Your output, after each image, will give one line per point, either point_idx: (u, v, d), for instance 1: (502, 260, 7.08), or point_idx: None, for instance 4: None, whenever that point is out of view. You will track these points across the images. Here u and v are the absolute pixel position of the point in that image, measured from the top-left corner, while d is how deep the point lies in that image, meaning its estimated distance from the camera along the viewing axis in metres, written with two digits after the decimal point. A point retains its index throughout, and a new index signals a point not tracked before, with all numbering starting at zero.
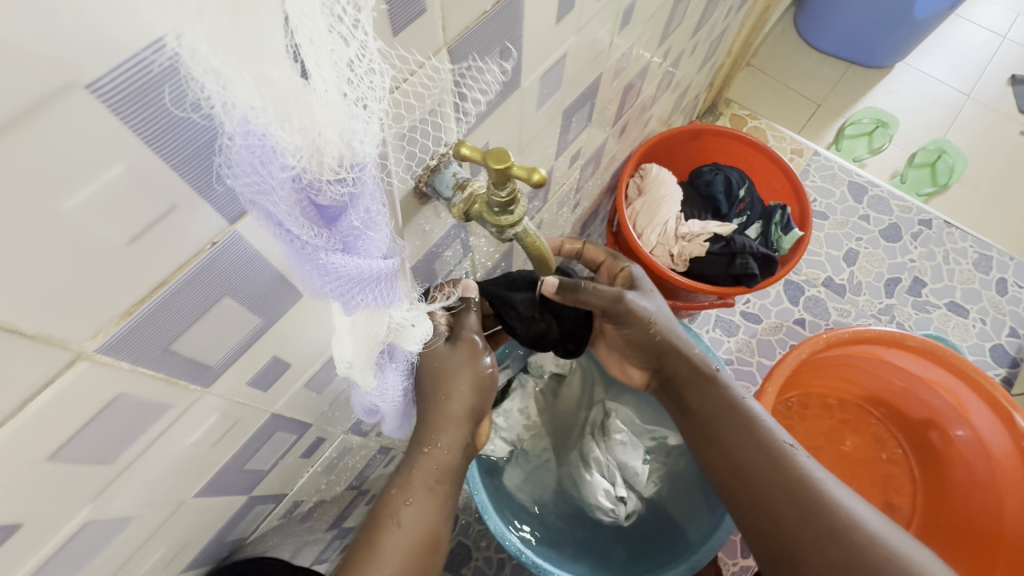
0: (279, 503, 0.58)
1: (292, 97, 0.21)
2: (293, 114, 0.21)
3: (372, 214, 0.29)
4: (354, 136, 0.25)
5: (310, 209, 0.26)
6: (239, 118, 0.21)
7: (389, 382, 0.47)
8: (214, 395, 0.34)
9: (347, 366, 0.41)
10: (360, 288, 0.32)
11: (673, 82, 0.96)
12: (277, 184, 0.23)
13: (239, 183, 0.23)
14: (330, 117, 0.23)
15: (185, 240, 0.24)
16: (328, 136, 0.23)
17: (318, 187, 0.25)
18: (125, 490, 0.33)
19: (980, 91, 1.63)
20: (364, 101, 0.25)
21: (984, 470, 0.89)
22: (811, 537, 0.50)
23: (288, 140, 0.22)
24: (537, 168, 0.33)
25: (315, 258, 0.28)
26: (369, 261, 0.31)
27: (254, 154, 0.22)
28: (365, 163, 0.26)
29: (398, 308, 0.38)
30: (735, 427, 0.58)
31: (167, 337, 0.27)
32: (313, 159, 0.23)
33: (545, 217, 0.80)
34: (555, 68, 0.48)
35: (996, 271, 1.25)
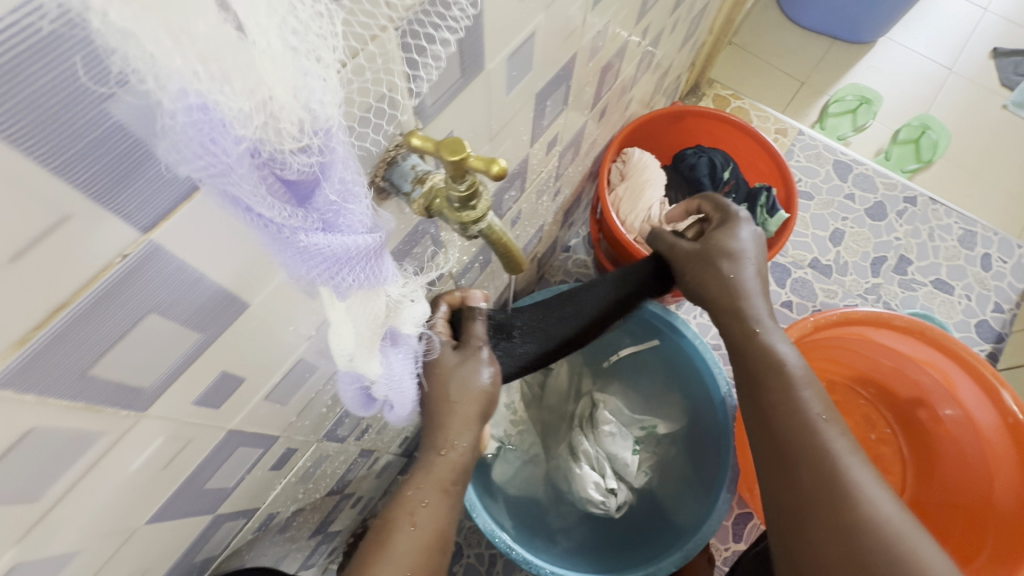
0: (251, 518, 0.56)
1: (225, 52, 0.18)
2: (234, 73, 0.18)
3: (349, 185, 0.26)
4: (312, 96, 0.21)
5: (277, 186, 0.23)
6: (175, 92, 0.18)
7: (397, 370, 0.44)
8: (154, 418, 0.31)
9: (349, 359, 0.37)
10: (346, 267, 0.29)
11: (653, 62, 0.92)
12: (235, 162, 0.20)
13: (192, 168, 0.20)
14: (278, 73, 0.20)
15: (86, 255, 0.21)
16: (281, 98, 0.20)
17: (280, 158, 0.23)
18: (61, 526, 0.30)
19: (962, 65, 1.62)
20: (319, 55, 0.21)
21: (974, 449, 0.89)
22: (820, 510, 0.50)
23: (237, 106, 0.19)
24: (496, 159, 0.30)
25: (295, 242, 0.25)
26: (353, 236, 0.28)
27: (203, 132, 0.19)
28: (331, 127, 0.23)
29: (393, 284, 0.36)
30: (774, 387, 0.57)
31: (83, 362, 0.24)
32: (269, 127, 0.21)
33: (523, 207, 0.77)
34: (524, 47, 0.44)
35: (981, 246, 1.24)
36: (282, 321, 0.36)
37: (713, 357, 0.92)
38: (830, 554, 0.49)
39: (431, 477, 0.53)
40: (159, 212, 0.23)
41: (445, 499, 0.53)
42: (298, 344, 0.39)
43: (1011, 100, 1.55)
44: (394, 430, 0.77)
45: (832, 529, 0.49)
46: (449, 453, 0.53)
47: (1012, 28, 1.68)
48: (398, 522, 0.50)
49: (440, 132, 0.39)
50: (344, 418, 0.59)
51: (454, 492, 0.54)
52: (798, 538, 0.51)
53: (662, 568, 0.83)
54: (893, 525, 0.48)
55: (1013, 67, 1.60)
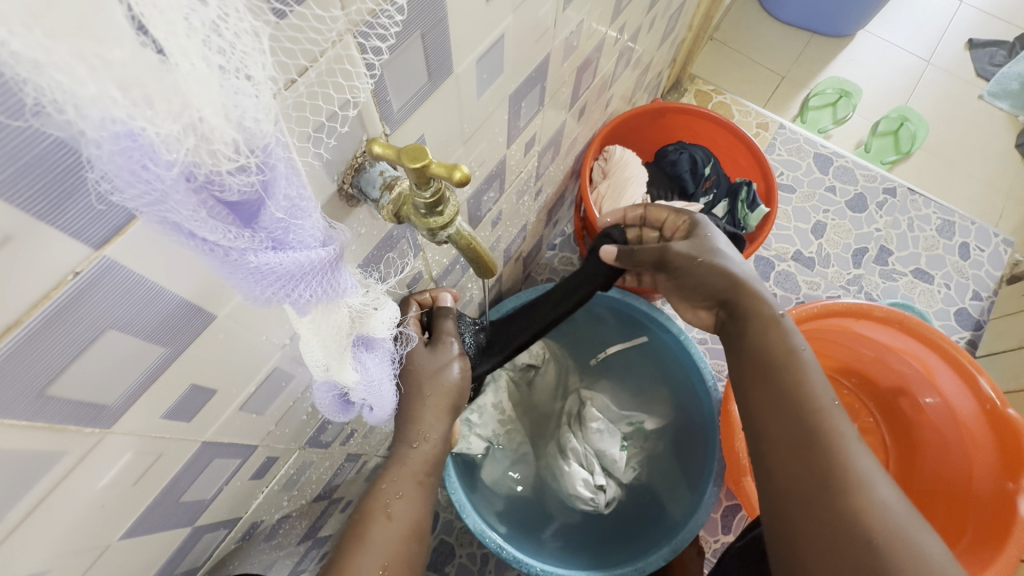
0: (234, 528, 0.56)
1: (146, 76, 0.17)
2: (158, 96, 0.18)
3: (295, 201, 0.26)
4: (245, 115, 0.21)
5: (219, 208, 0.23)
6: (98, 121, 0.17)
7: (375, 374, 0.44)
8: (121, 434, 0.31)
9: (324, 370, 0.38)
10: (302, 282, 0.29)
11: (632, 59, 0.92)
12: (170, 187, 0.20)
13: (127, 197, 0.20)
14: (206, 94, 0.19)
15: (30, 277, 0.21)
16: (212, 119, 0.20)
17: (218, 180, 0.22)
18: (23, 548, 0.30)
19: (940, 57, 1.64)
20: (248, 73, 0.20)
21: (955, 435, 0.90)
22: (808, 496, 0.50)
23: (163, 130, 0.19)
24: (458, 165, 0.30)
25: (244, 263, 0.25)
26: (306, 252, 0.28)
27: (133, 159, 0.19)
28: (268, 144, 0.23)
29: (353, 295, 0.35)
30: (787, 373, 0.56)
31: (41, 379, 0.24)
32: (200, 149, 0.20)
33: (504, 208, 0.76)
34: (493, 49, 0.44)
35: (959, 236, 1.26)
36: (254, 330, 0.36)
37: (699, 351, 0.93)
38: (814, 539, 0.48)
39: (405, 471, 0.53)
40: (109, 228, 0.22)
41: (420, 492, 0.53)
42: (272, 353, 0.39)
43: (987, 90, 1.57)
44: (380, 433, 0.77)
45: (823, 514, 0.48)
46: (421, 444, 0.54)
47: (987, 19, 1.70)
48: (374, 515, 0.50)
49: (407, 137, 0.39)
50: (327, 424, 0.59)
51: (431, 486, 0.55)
52: (787, 523, 0.51)
53: (650, 563, 0.83)
54: (886, 509, 0.47)
55: (989, 58, 1.62)
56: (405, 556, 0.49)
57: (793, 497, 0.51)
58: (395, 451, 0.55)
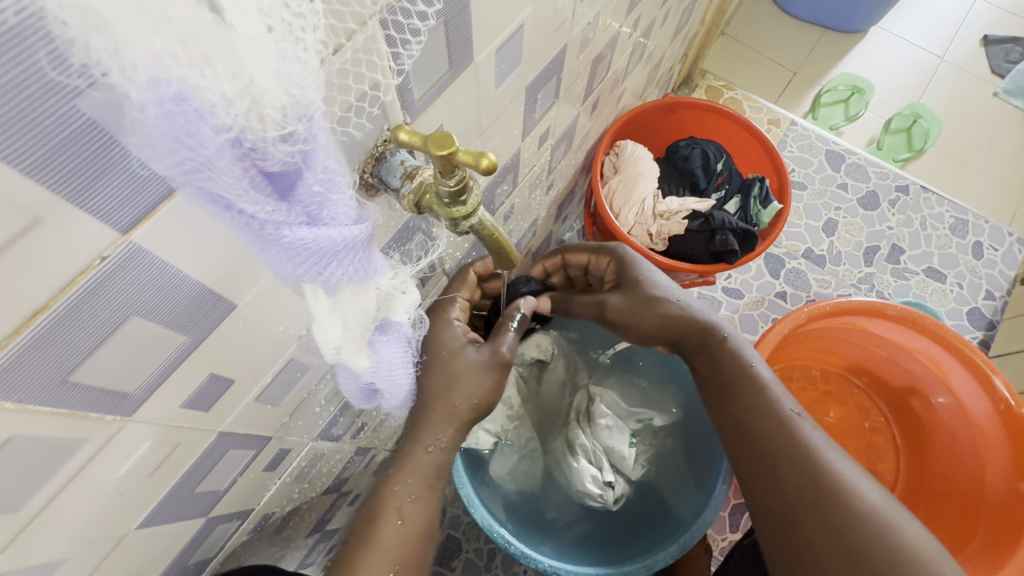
0: (246, 519, 0.55)
1: (202, 36, 0.17)
2: (215, 57, 0.18)
3: (333, 175, 0.25)
4: (294, 81, 0.21)
5: (259, 178, 0.22)
6: (144, 82, 0.17)
7: (387, 359, 0.42)
8: (141, 423, 0.31)
9: (335, 351, 0.36)
10: (333, 260, 0.28)
11: (645, 53, 0.91)
12: (213, 154, 0.20)
13: (167, 163, 0.20)
14: (260, 56, 0.19)
15: (66, 255, 0.21)
16: (264, 82, 0.20)
17: (261, 149, 0.21)
18: (43, 535, 0.30)
19: (953, 54, 1.62)
20: (301, 37, 0.20)
21: (967, 436, 0.90)
22: (811, 499, 0.51)
23: (215, 92, 0.18)
24: (485, 153, 0.29)
25: (279, 237, 0.25)
26: (340, 229, 0.27)
27: (177, 125, 0.19)
28: (313, 113, 0.23)
29: (382, 276, 0.35)
30: (746, 391, 0.59)
31: (64, 367, 0.24)
32: (251, 114, 0.20)
33: (516, 202, 0.76)
34: (514, 39, 0.44)
35: (972, 234, 1.25)
36: (273, 319, 0.35)
37: None
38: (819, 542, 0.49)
39: (415, 465, 0.53)
40: (137, 212, 0.22)
41: (430, 494, 0.53)
42: (295, 337, 0.39)
43: (1002, 88, 1.55)
44: (389, 427, 0.77)
45: (826, 517, 0.50)
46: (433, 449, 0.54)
47: (1002, 15, 1.68)
48: (385, 514, 0.51)
49: (428, 126, 0.39)
50: (340, 416, 0.59)
51: (444, 482, 0.55)
52: (790, 533, 0.51)
53: (658, 560, 0.83)
54: (880, 509, 0.49)
55: (1004, 55, 1.60)
56: (416, 554, 0.50)
57: (791, 507, 0.52)
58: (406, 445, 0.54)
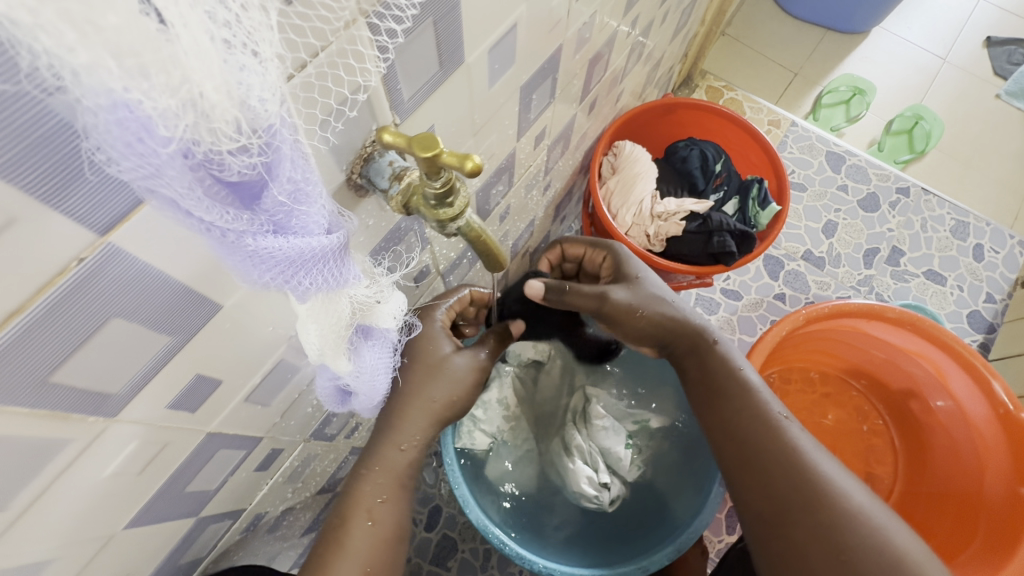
0: (238, 518, 0.55)
1: (142, 46, 0.17)
2: (154, 68, 0.17)
3: (300, 184, 0.26)
4: (250, 94, 0.21)
5: (217, 187, 0.22)
6: (93, 89, 0.17)
7: (370, 364, 0.42)
8: (127, 423, 0.31)
9: (319, 354, 0.36)
10: (303, 270, 0.28)
11: (643, 54, 0.91)
12: (165, 163, 0.20)
13: (123, 169, 0.19)
14: (207, 69, 0.19)
15: (36, 260, 0.20)
16: (212, 95, 0.19)
17: (217, 159, 0.21)
18: (27, 536, 0.30)
19: (956, 55, 1.61)
20: (256, 49, 0.20)
21: (965, 439, 0.89)
22: (802, 501, 0.51)
23: (160, 104, 0.18)
24: (470, 155, 0.29)
25: (242, 246, 0.25)
26: (309, 238, 0.28)
27: (129, 131, 0.18)
28: (275, 127, 0.23)
29: (357, 286, 0.35)
30: (734, 394, 0.59)
31: (44, 368, 0.23)
32: (200, 127, 0.20)
33: (512, 202, 0.76)
34: (506, 39, 0.43)
35: (973, 237, 1.24)
36: (261, 320, 0.35)
37: None
38: (811, 543, 0.49)
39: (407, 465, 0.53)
40: (114, 215, 0.22)
41: (400, 495, 0.53)
42: (284, 337, 0.39)
43: (1005, 89, 1.54)
44: None
45: (814, 520, 0.49)
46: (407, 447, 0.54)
47: (1006, 16, 1.67)
48: (356, 516, 0.50)
49: (418, 127, 0.38)
50: (333, 416, 0.59)
51: None
52: (779, 536, 0.51)
53: (654, 562, 0.82)
54: (868, 511, 0.49)
55: (1007, 56, 1.59)
56: (387, 557, 0.51)
57: (780, 511, 0.51)
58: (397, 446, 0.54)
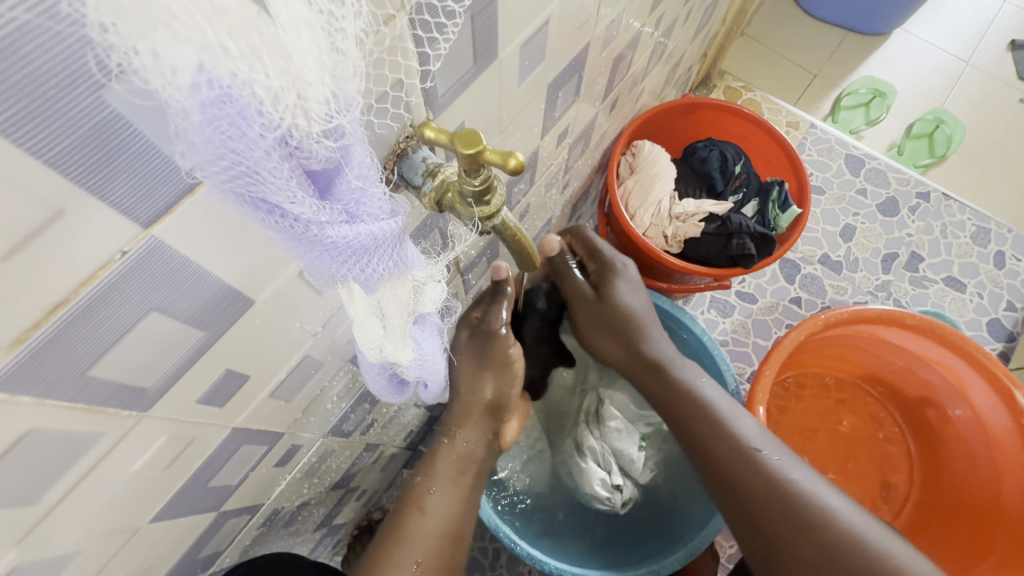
0: (255, 513, 0.55)
1: (249, 28, 0.17)
2: (264, 49, 0.18)
3: (369, 171, 0.25)
4: (337, 74, 0.21)
5: (302, 176, 0.22)
6: (189, 85, 0.17)
7: (427, 350, 0.42)
8: (157, 417, 0.30)
9: (379, 350, 0.37)
10: (373, 257, 0.28)
11: (665, 53, 0.90)
12: (261, 155, 0.19)
13: (209, 170, 0.19)
14: (308, 49, 0.19)
15: (83, 254, 0.20)
16: (309, 76, 0.19)
17: (305, 147, 0.21)
18: (59, 529, 0.30)
19: (978, 58, 1.58)
20: (341, 25, 0.20)
21: (982, 450, 0.88)
22: (794, 528, 0.52)
23: (263, 88, 0.18)
24: (513, 153, 0.29)
25: (322, 238, 0.24)
26: (378, 224, 0.27)
27: (221, 129, 0.18)
28: (353, 105, 0.22)
29: (418, 268, 0.34)
30: (706, 433, 0.59)
31: (83, 362, 0.23)
32: (297, 109, 0.20)
33: (532, 201, 0.75)
34: (538, 36, 0.43)
35: (995, 244, 1.22)
36: (290, 317, 0.35)
37: (722, 354, 0.90)
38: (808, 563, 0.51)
39: None
40: (160, 206, 0.22)
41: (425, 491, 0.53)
42: (311, 332, 0.38)
43: None
44: (399, 423, 0.77)
45: (811, 544, 0.51)
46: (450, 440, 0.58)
47: None
48: (410, 510, 0.53)
49: (450, 123, 0.38)
50: (351, 413, 0.58)
51: (447, 481, 0.54)
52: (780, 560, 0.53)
53: (666, 565, 0.81)
54: (863, 529, 0.51)
55: None
56: (442, 556, 0.51)
57: (774, 539, 0.53)
58: None
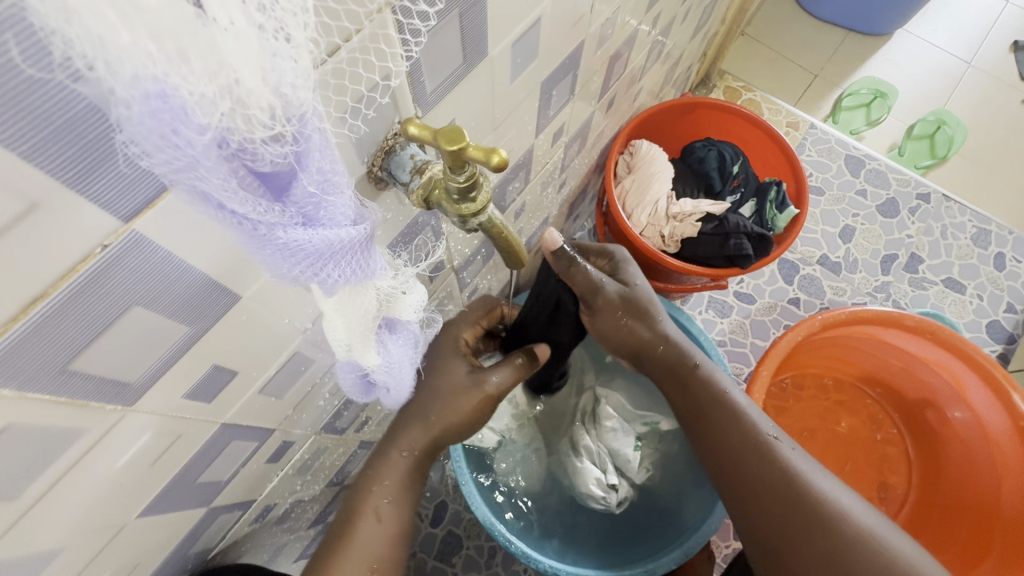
0: (248, 510, 0.56)
1: (182, 30, 0.16)
2: (193, 52, 0.17)
3: (328, 175, 0.25)
4: (283, 80, 0.20)
5: (250, 178, 0.22)
6: (129, 79, 0.16)
7: (397, 357, 0.42)
8: (142, 413, 0.31)
9: (346, 349, 0.36)
10: (331, 262, 0.28)
11: (662, 53, 0.90)
12: (200, 153, 0.19)
13: (155, 161, 0.19)
14: (243, 54, 0.18)
15: (60, 248, 0.20)
16: (248, 81, 0.19)
17: (250, 148, 0.21)
18: (40, 526, 0.30)
19: (981, 59, 1.57)
20: (289, 35, 0.19)
21: (983, 453, 0.87)
22: (803, 527, 0.52)
23: (196, 91, 0.18)
24: (496, 150, 0.29)
25: (274, 239, 0.24)
26: (337, 230, 0.27)
27: (163, 123, 0.18)
28: (305, 113, 0.22)
29: (382, 277, 0.34)
30: (723, 425, 0.58)
31: (65, 355, 0.23)
32: (235, 114, 0.19)
33: (528, 199, 0.75)
34: (529, 33, 0.43)
35: (995, 245, 1.22)
36: (280, 313, 0.35)
37: (719, 354, 0.90)
38: (814, 562, 0.51)
39: (412, 461, 0.54)
40: (142, 201, 0.22)
41: (416, 489, 0.53)
42: (301, 329, 0.39)
43: None
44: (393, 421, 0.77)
45: (821, 544, 0.51)
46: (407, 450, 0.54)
47: None
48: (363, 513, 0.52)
49: (440, 121, 0.38)
50: (343, 410, 0.59)
51: None
52: (785, 558, 0.53)
53: (662, 564, 0.81)
54: (875, 532, 0.51)
55: None
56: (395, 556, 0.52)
57: (782, 536, 0.53)
58: (400, 442, 0.55)
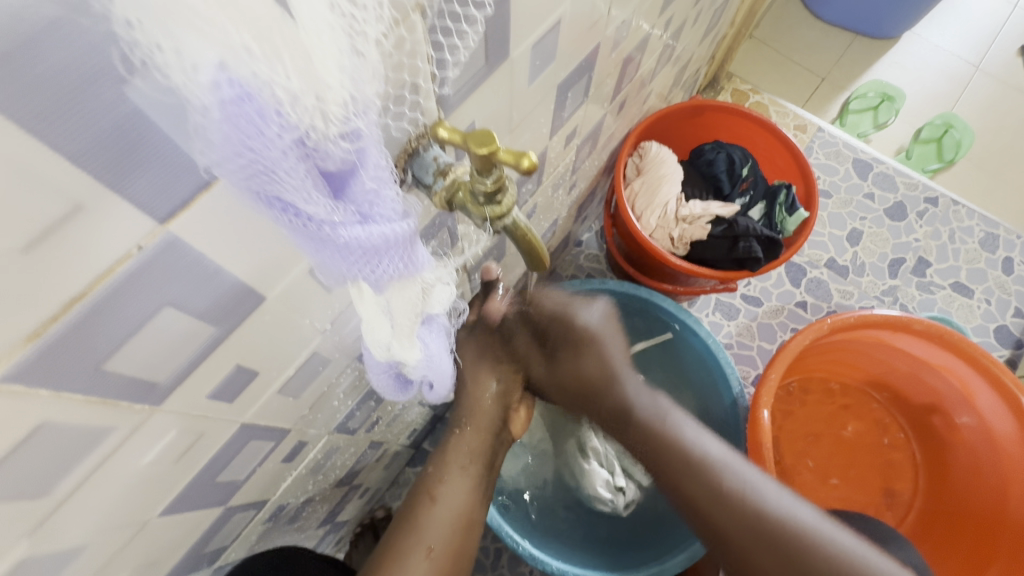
0: (261, 509, 0.56)
1: (274, 30, 0.18)
2: (286, 51, 0.18)
3: (383, 172, 0.25)
4: (356, 78, 0.21)
5: (318, 176, 0.22)
6: (212, 82, 0.17)
7: (434, 350, 0.42)
8: (168, 412, 0.31)
9: (387, 349, 0.37)
10: (384, 258, 0.27)
11: (673, 56, 0.90)
12: (277, 155, 0.20)
13: (228, 167, 0.19)
14: (327, 51, 0.19)
15: (100, 248, 0.20)
16: (329, 78, 0.20)
17: (321, 148, 0.22)
18: (68, 522, 0.30)
19: (989, 63, 1.57)
20: (362, 30, 0.20)
21: (990, 458, 0.87)
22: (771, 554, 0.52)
23: (282, 87, 0.19)
24: (525, 153, 0.30)
25: (334, 238, 0.24)
26: (391, 226, 0.26)
27: (240, 126, 0.18)
28: (370, 109, 0.23)
29: (427, 270, 0.34)
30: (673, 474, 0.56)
31: (99, 355, 0.24)
32: (316, 111, 0.20)
33: (539, 201, 0.75)
34: (548, 37, 0.43)
35: (1003, 250, 1.21)
36: (302, 313, 0.35)
37: (727, 356, 0.90)
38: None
39: None
40: (177, 202, 0.22)
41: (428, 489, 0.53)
42: (320, 330, 0.39)
43: None
44: (403, 421, 0.77)
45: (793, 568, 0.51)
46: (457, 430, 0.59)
47: None
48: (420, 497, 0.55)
49: (461, 123, 0.38)
50: (356, 410, 0.59)
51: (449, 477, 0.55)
52: None
53: (669, 566, 0.81)
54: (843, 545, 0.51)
55: None
56: (454, 541, 0.54)
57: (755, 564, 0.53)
58: None
